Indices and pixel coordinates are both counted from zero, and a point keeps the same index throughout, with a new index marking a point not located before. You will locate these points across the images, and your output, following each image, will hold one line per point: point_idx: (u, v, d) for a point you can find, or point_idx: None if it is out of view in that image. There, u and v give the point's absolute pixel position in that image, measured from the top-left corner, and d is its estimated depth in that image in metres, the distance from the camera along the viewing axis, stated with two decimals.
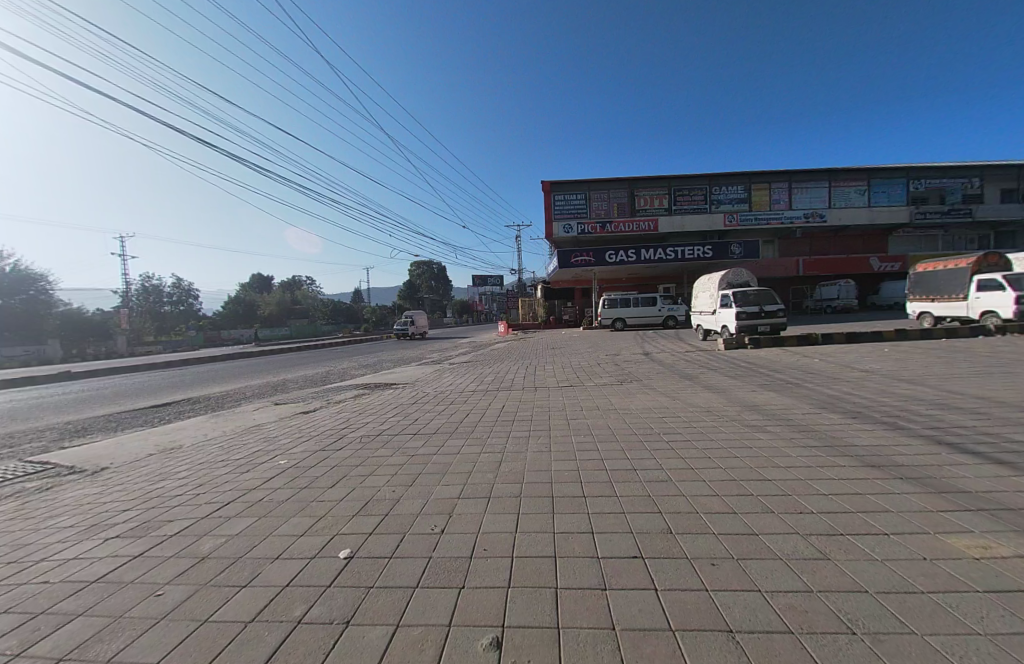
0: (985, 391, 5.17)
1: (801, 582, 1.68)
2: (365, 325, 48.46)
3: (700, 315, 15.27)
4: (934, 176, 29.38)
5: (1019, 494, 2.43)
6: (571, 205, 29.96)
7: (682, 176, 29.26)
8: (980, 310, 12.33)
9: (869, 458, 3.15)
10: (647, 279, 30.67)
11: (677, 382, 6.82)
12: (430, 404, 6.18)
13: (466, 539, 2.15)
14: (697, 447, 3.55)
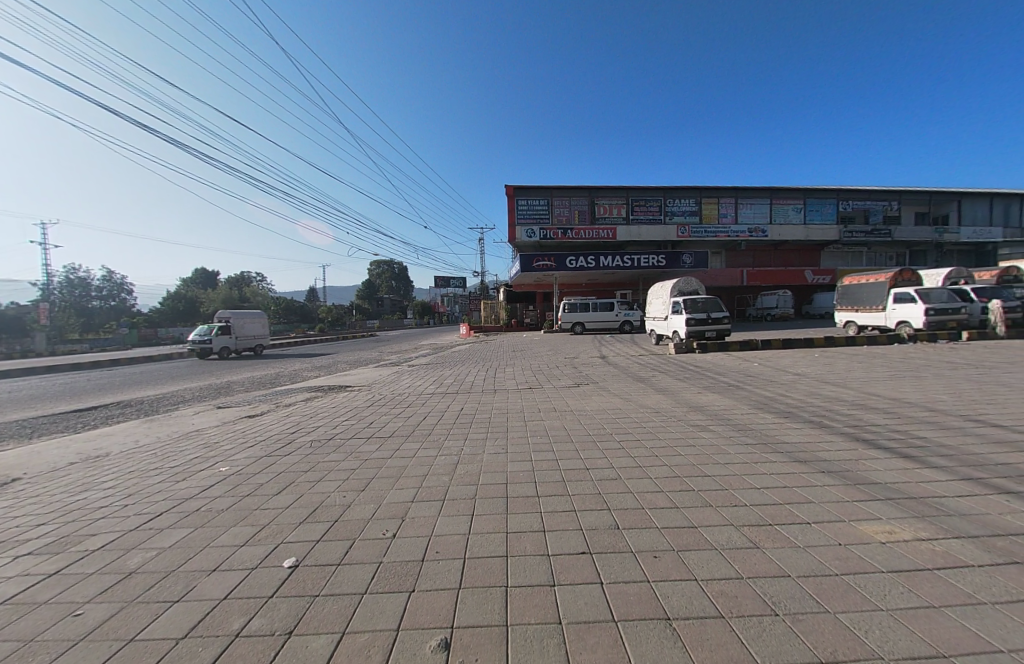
0: (895, 392, 5.79)
1: (732, 570, 1.79)
2: (320, 326, 46.46)
3: (653, 321, 15.98)
4: (860, 198, 32.52)
5: (919, 484, 2.73)
6: (533, 210, 30.42)
7: (639, 187, 30.52)
8: (896, 320, 13.75)
9: (796, 454, 3.43)
10: (606, 285, 31.62)
11: (629, 385, 7.08)
12: (386, 407, 6.02)
13: (419, 542, 2.11)
14: (645, 446, 3.70)
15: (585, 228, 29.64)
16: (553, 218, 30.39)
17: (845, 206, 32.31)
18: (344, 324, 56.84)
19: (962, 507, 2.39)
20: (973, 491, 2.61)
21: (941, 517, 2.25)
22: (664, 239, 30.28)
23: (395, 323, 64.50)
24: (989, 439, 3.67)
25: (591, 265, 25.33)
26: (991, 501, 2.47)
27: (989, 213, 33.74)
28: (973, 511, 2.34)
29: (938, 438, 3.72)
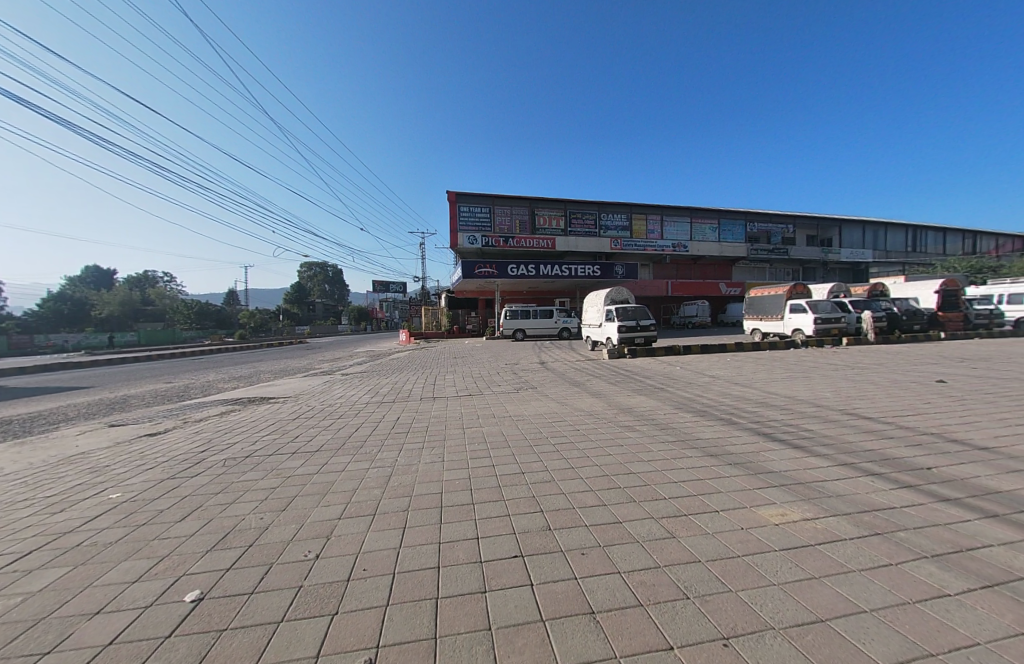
0: (790, 391, 6.61)
1: (651, 559, 1.92)
2: (240, 332, 42.35)
3: (589, 328, 16.72)
4: (764, 221, 36.87)
5: (806, 470, 3.14)
6: (475, 216, 30.50)
7: (576, 201, 31.90)
8: (792, 327, 15.73)
9: (710, 448, 3.77)
10: (546, 293, 32.55)
11: (565, 389, 7.31)
12: (314, 419, 5.64)
13: (345, 561, 1.99)
14: (576, 448, 3.83)
15: (526, 238, 30.33)
16: (494, 225, 30.68)
17: (751, 227, 36.45)
18: (268, 330, 52.43)
19: (838, 488, 2.79)
20: (847, 474, 3.06)
21: (821, 498, 2.62)
22: (599, 250, 31.93)
23: (329, 328, 60.89)
24: (860, 429, 4.33)
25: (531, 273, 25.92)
26: (859, 482, 2.92)
27: (862, 237, 39.84)
28: (846, 491, 2.75)
29: (821, 430, 4.31)
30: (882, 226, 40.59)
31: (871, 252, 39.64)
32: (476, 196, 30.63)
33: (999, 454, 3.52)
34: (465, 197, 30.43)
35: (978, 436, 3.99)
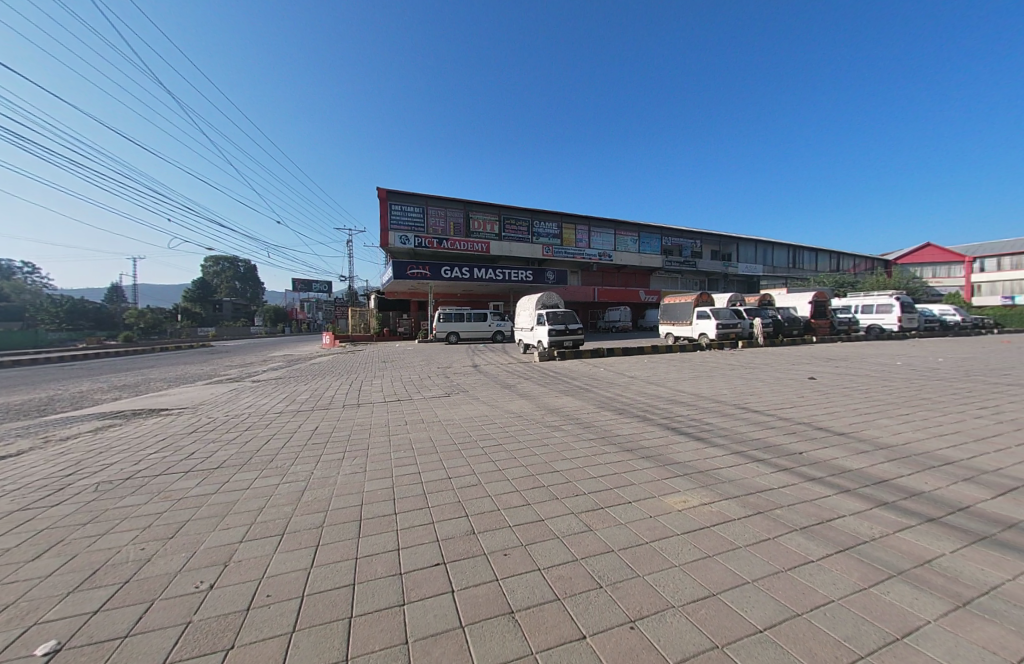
0: (694, 389, 7.37)
1: (570, 553, 2.01)
2: (123, 334, 36.44)
3: (521, 331, 17.09)
4: (677, 236, 40.70)
5: (705, 460, 3.53)
6: (407, 216, 29.70)
7: (510, 207, 32.54)
8: (699, 332, 17.54)
9: (627, 444, 4.07)
10: (481, 296, 32.65)
11: (496, 392, 7.38)
12: (217, 432, 5.05)
13: (246, 589, 1.81)
14: (504, 450, 3.88)
15: (460, 240, 30.17)
16: (427, 227, 30.15)
17: (667, 241, 40.02)
18: (162, 332, 45.89)
19: (731, 474, 3.17)
20: (738, 461, 3.48)
21: (717, 484, 2.95)
22: (532, 256, 32.83)
23: (240, 330, 55.11)
24: (749, 420, 4.96)
25: (465, 276, 25.87)
26: (747, 467, 3.34)
27: (755, 254, 45.70)
28: (737, 476, 3.13)
29: (720, 423, 4.86)
30: (770, 245, 46.92)
31: (762, 267, 45.64)
32: (409, 196, 29.89)
33: (850, 437, 4.26)
34: (397, 196, 29.54)
35: (835, 424, 4.80)
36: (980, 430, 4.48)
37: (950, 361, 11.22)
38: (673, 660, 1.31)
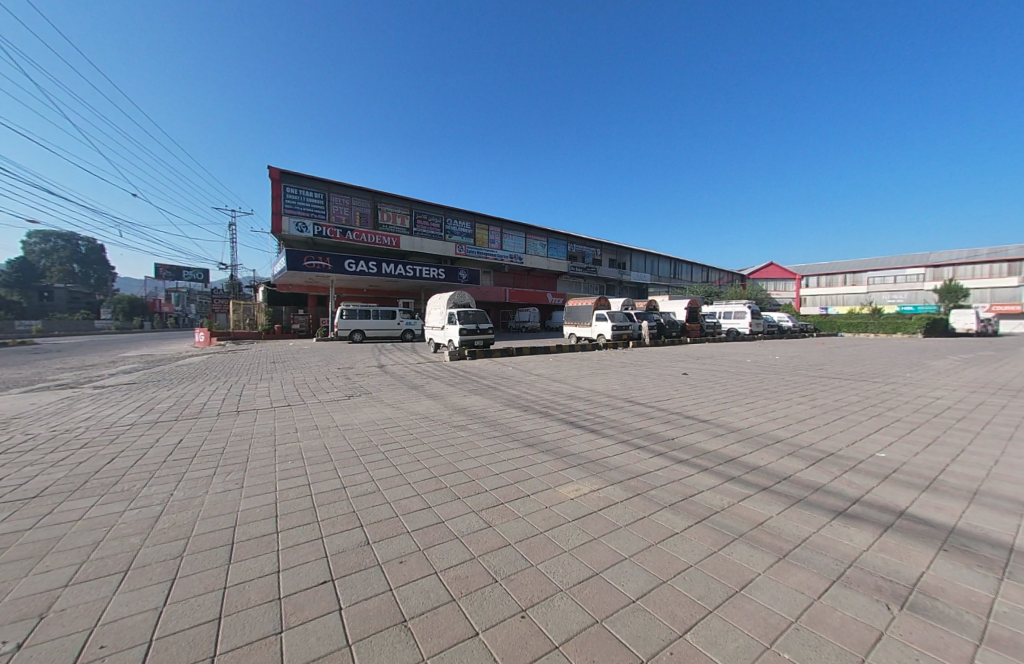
0: (590, 385, 8.04)
1: (468, 552, 2.04)
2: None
3: (431, 330, 16.77)
4: (581, 243, 43.74)
5: (597, 450, 3.87)
6: (306, 202, 27.10)
7: (422, 202, 31.67)
8: (598, 332, 19.13)
9: (529, 439, 4.27)
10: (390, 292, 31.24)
11: (402, 393, 7.14)
12: (36, 452, 4.04)
13: (70, 643, 1.47)
14: (407, 453, 3.77)
15: (367, 232, 28.48)
16: (329, 215, 27.85)
17: (572, 247, 42.79)
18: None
19: (618, 462, 3.52)
20: (624, 449, 3.90)
21: (605, 471, 3.27)
22: (444, 254, 32.42)
23: (79, 324, 44.72)
24: (635, 412, 5.57)
25: (372, 270, 24.57)
26: (631, 454, 3.76)
27: (645, 264, 51.29)
28: (622, 464, 3.50)
29: (610, 415, 5.37)
30: (657, 256, 53.05)
31: (651, 276, 51.47)
32: (308, 180, 27.29)
33: (710, 423, 5.05)
34: (293, 178, 26.74)
35: (700, 412, 5.66)
36: (797, 413, 5.68)
37: (782, 358, 14.00)
38: (557, 641, 1.41)
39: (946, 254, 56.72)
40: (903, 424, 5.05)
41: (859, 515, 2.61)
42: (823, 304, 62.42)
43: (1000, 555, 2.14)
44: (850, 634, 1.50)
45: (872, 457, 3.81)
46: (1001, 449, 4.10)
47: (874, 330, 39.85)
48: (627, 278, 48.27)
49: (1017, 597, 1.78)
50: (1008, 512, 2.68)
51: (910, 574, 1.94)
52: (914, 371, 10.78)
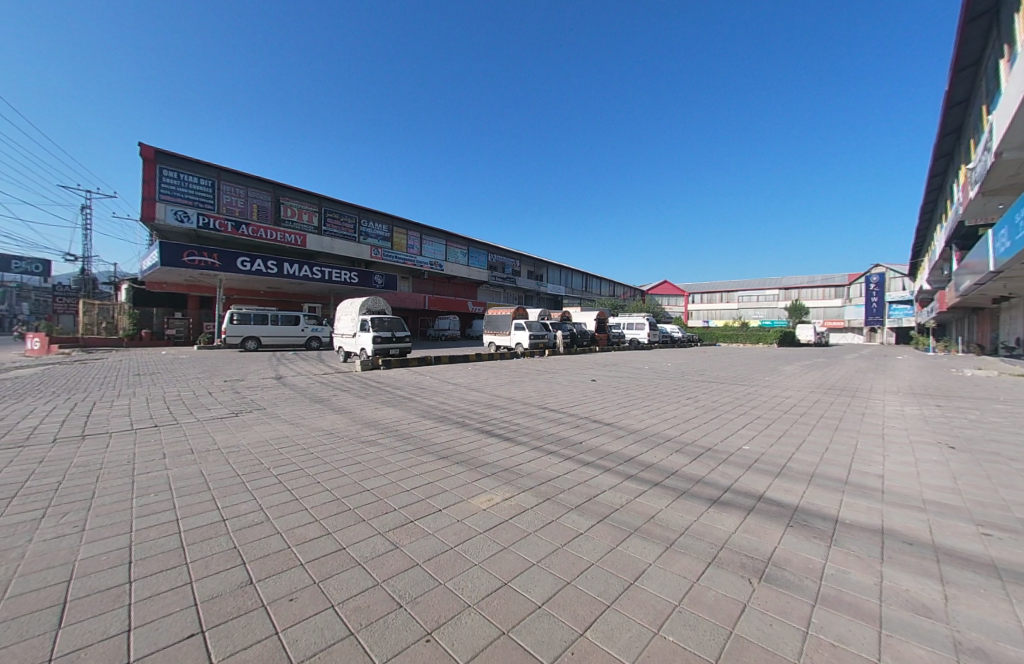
0: (506, 393, 8.20)
1: (371, 579, 1.90)
2: None
3: (341, 337, 15.64)
4: (501, 254, 44.68)
5: (510, 458, 3.95)
6: (188, 188, 23.66)
7: (333, 200, 29.60)
8: (516, 341, 19.64)
9: (443, 451, 4.20)
10: (295, 295, 28.51)
11: (302, 407, 6.51)
12: None
13: None
14: (306, 475, 3.44)
15: (266, 228, 25.72)
16: (218, 205, 24.64)
17: (492, 257, 43.50)
18: None
19: (530, 469, 3.63)
20: (536, 456, 4.04)
21: (517, 479, 3.35)
22: (358, 256, 30.63)
23: None
24: (548, 418, 5.81)
25: (271, 271, 22.26)
26: (543, 460, 3.91)
27: (560, 277, 54.19)
28: (534, 470, 3.62)
29: (524, 423, 5.53)
30: (572, 270, 56.41)
31: (565, 288, 54.56)
32: (192, 163, 23.91)
33: (613, 426, 5.48)
34: (172, 159, 23.21)
35: (604, 416, 6.11)
36: (685, 414, 6.44)
37: (674, 365, 15.80)
38: (462, 660, 1.39)
39: (793, 279, 69.63)
40: (762, 421, 6.04)
41: (730, 501, 3.04)
42: (707, 318, 72.00)
43: (827, 526, 2.66)
44: (721, 609, 1.73)
45: (739, 450, 4.47)
46: (828, 438, 5.12)
47: (744, 340, 47.15)
48: (544, 289, 50.50)
49: (837, 560, 2.22)
50: (833, 489, 3.34)
51: (766, 549, 2.31)
52: (771, 375, 12.99)
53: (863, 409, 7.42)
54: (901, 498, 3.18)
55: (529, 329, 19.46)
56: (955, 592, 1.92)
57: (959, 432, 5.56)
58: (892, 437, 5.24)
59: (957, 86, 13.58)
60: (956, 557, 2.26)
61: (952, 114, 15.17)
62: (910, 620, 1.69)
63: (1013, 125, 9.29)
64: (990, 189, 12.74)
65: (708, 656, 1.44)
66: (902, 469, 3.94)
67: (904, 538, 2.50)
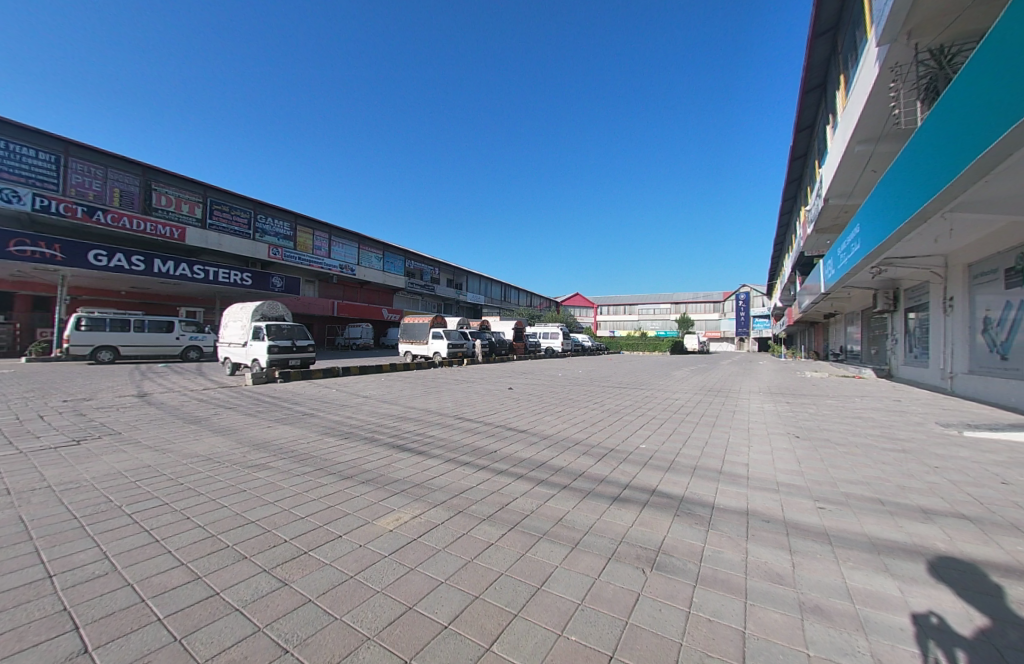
0: (419, 404, 7.97)
1: (251, 624, 1.66)
2: None
3: (229, 347, 13.77)
4: (419, 261, 43.66)
5: (420, 473, 3.82)
6: (18, 162, 19.23)
7: (222, 190, 26.10)
8: (434, 350, 19.34)
9: (347, 470, 3.90)
10: (171, 297, 24.45)
11: (173, 430, 5.53)
12: None
13: None
14: (173, 511, 2.91)
15: (131, 217, 21.76)
16: (64, 186, 20.36)
17: (410, 263, 42.29)
18: None
19: (442, 482, 3.56)
20: (449, 468, 3.97)
21: (428, 494, 3.25)
22: (254, 256, 27.43)
23: None
24: (463, 429, 5.75)
25: (136, 268, 18.81)
26: (456, 472, 3.86)
27: (479, 286, 54.73)
28: (446, 483, 3.55)
29: (439, 435, 5.40)
30: (490, 280, 57.40)
31: (484, 297, 55.13)
32: (26, 131, 19.50)
33: (526, 433, 5.63)
34: None
35: (517, 423, 6.26)
36: (592, 418, 6.87)
37: (584, 373, 16.85)
38: None
39: (683, 294, 79.39)
40: (656, 421, 6.74)
41: (628, 497, 3.30)
42: (614, 328, 78.46)
43: (707, 512, 3.03)
44: (619, 602, 1.85)
45: (637, 449, 4.92)
46: (708, 434, 5.88)
47: (644, 349, 52.47)
48: (463, 297, 50.45)
49: (714, 541, 2.54)
50: (711, 478, 3.84)
51: (657, 539, 2.55)
52: (665, 380, 14.57)
53: (735, 407, 8.67)
54: (760, 482, 3.77)
55: (446, 338, 19.25)
56: (799, 559, 2.32)
57: (800, 424, 6.81)
58: (755, 431, 6.21)
59: (797, 143, 16.82)
60: (799, 529, 2.74)
61: (795, 164, 18.74)
62: (768, 589, 1.99)
63: (836, 177, 11.76)
64: (821, 227, 15.96)
65: (606, 649, 1.52)
66: (762, 457, 4.69)
67: (763, 517, 2.96)
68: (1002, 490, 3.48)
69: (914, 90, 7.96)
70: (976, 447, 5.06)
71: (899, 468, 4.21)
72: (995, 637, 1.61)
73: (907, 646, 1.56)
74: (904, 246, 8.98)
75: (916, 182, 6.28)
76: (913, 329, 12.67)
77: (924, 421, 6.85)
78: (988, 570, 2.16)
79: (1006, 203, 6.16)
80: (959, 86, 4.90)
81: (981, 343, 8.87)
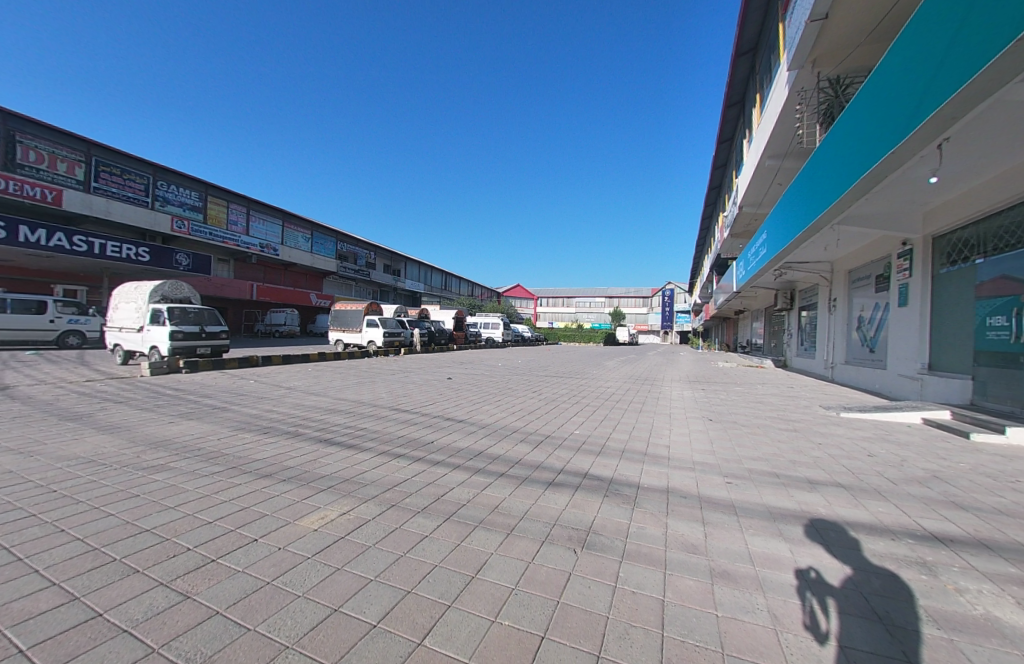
0: (350, 395, 7.60)
1: (143, 646, 1.48)
2: None
3: (119, 332, 11.95)
4: (353, 244, 41.23)
5: (349, 468, 3.64)
6: None
7: (110, 149, 22.41)
8: (369, 338, 18.53)
9: (265, 468, 3.61)
10: (43, 271, 20.56)
11: (44, 430, 4.68)
12: None
13: None
14: (41, 524, 2.46)
15: None
16: None
17: (342, 246, 39.67)
18: None
19: (373, 476, 3.45)
20: (382, 462, 3.84)
21: (359, 489, 3.13)
22: (153, 228, 23.91)
23: None
24: (398, 420, 5.58)
25: None
26: (389, 465, 3.75)
27: (419, 274, 53.23)
28: (379, 477, 3.44)
29: (371, 427, 5.18)
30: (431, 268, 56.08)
31: (423, 286, 53.62)
32: None
33: (463, 422, 5.60)
34: None
35: (454, 413, 6.20)
36: (529, 407, 7.04)
37: (522, 362, 17.15)
38: None
39: (617, 289, 83.85)
40: (589, 409, 7.09)
41: (562, 482, 3.45)
42: (553, 319, 80.46)
43: (632, 491, 3.26)
44: (551, 583, 1.94)
45: (572, 435, 5.16)
46: (635, 419, 6.33)
47: (580, 341, 54.71)
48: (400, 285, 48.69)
49: (638, 518, 2.75)
50: (637, 460, 4.17)
51: (587, 520, 2.70)
52: (596, 369, 15.28)
53: (658, 394, 9.38)
54: (679, 462, 4.17)
55: (383, 327, 18.50)
56: (710, 529, 2.59)
57: (710, 408, 7.56)
58: (675, 415, 6.81)
59: (719, 151, 18.29)
60: (710, 502, 3.06)
61: (716, 172, 20.45)
62: (683, 559, 2.20)
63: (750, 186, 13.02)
64: (735, 232, 17.67)
65: (538, 630, 1.58)
66: (681, 439, 5.17)
67: (681, 493, 3.26)
68: (867, 461, 4.20)
69: (815, 114, 9.05)
70: (847, 426, 6.01)
71: (791, 445, 4.90)
72: (858, 584, 1.94)
73: (793, 599, 1.82)
74: (801, 252, 10.25)
75: (813, 196, 7.18)
76: (805, 325, 14.59)
77: (809, 404, 7.98)
78: (853, 530, 2.59)
79: (880, 218, 7.30)
80: (850, 112, 5.64)
81: (855, 338, 10.47)
